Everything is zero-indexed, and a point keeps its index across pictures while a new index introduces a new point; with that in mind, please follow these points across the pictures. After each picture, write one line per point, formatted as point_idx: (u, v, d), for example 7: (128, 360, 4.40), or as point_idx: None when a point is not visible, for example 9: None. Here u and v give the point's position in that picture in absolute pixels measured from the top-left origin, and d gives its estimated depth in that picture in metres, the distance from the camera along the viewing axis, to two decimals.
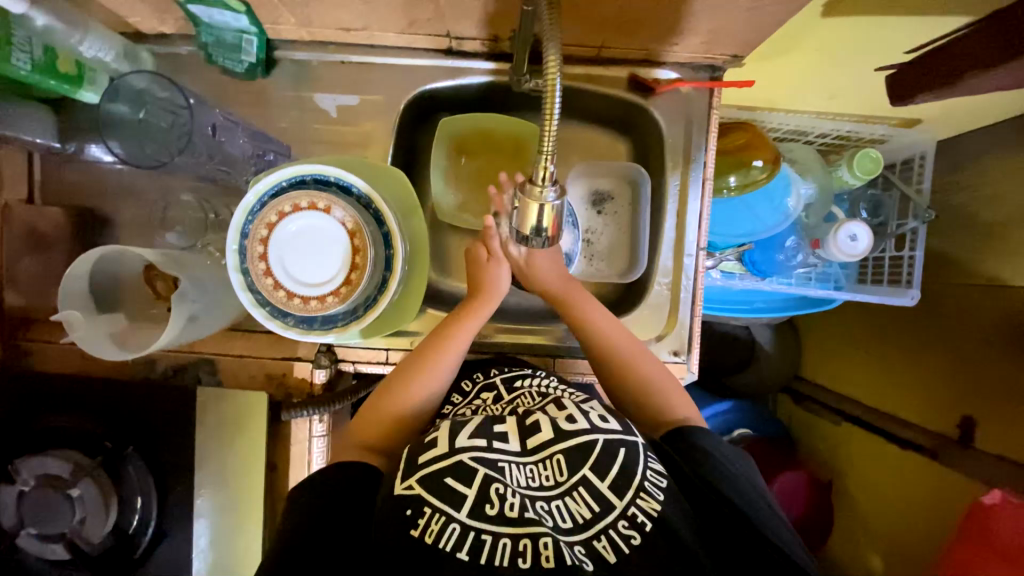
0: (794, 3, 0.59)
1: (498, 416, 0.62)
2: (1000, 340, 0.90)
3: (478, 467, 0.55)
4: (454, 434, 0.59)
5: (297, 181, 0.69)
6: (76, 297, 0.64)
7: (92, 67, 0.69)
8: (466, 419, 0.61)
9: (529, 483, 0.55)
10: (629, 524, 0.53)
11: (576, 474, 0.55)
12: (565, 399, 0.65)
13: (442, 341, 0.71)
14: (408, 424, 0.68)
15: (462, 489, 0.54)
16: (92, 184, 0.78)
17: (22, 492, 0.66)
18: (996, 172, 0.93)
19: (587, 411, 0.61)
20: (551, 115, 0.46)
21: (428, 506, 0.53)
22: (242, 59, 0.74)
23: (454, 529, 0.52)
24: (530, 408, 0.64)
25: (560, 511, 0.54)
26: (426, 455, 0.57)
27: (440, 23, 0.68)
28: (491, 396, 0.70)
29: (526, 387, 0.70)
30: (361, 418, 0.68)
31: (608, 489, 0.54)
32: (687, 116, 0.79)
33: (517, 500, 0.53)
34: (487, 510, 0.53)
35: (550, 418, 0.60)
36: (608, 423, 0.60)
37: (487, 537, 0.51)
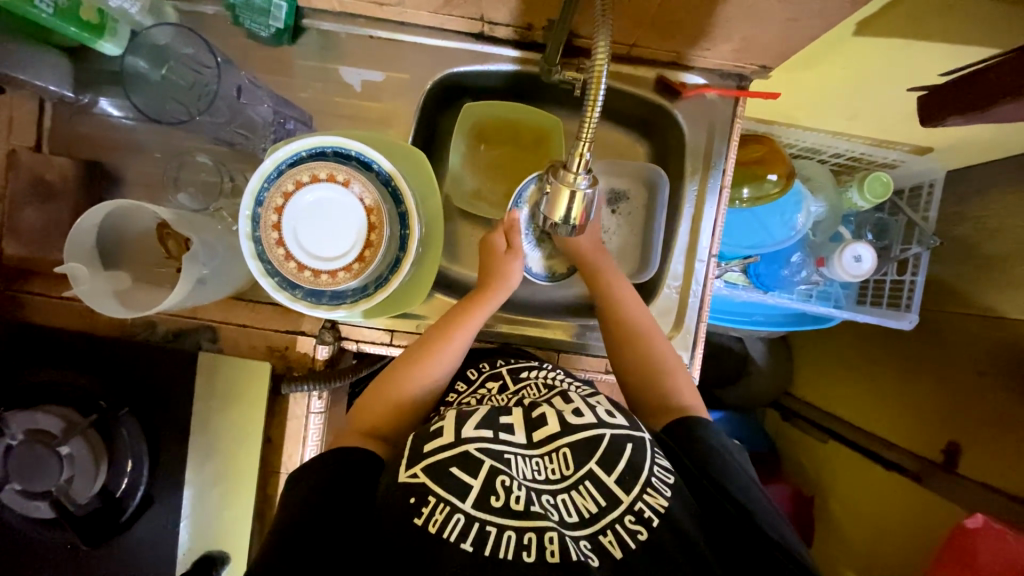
0: (832, 18, 0.59)
1: (504, 408, 0.62)
2: (992, 370, 0.92)
3: (485, 457, 0.55)
4: (460, 424, 0.58)
5: (317, 152, 0.68)
6: (81, 251, 0.62)
7: (115, 17, 0.67)
8: (473, 409, 0.61)
9: (535, 477, 0.56)
10: (635, 519, 0.53)
11: (582, 468, 0.56)
12: (572, 392, 0.65)
13: (452, 323, 0.71)
14: (409, 408, 0.68)
15: (467, 479, 0.54)
16: (103, 138, 0.77)
17: (9, 446, 0.64)
18: (1000, 205, 0.95)
19: (594, 406, 0.62)
20: (592, 106, 0.46)
21: (432, 495, 0.53)
22: (270, 24, 0.73)
23: (458, 519, 0.52)
24: (536, 400, 0.64)
25: (566, 505, 0.54)
26: (432, 445, 0.57)
27: (475, 6, 0.68)
28: (497, 386, 0.70)
29: (532, 378, 0.70)
30: (365, 396, 0.68)
31: (614, 484, 0.54)
32: (710, 123, 0.79)
33: (523, 493, 0.53)
34: (493, 502, 0.53)
35: (556, 411, 0.61)
36: (614, 419, 0.60)
37: (492, 529, 0.51)
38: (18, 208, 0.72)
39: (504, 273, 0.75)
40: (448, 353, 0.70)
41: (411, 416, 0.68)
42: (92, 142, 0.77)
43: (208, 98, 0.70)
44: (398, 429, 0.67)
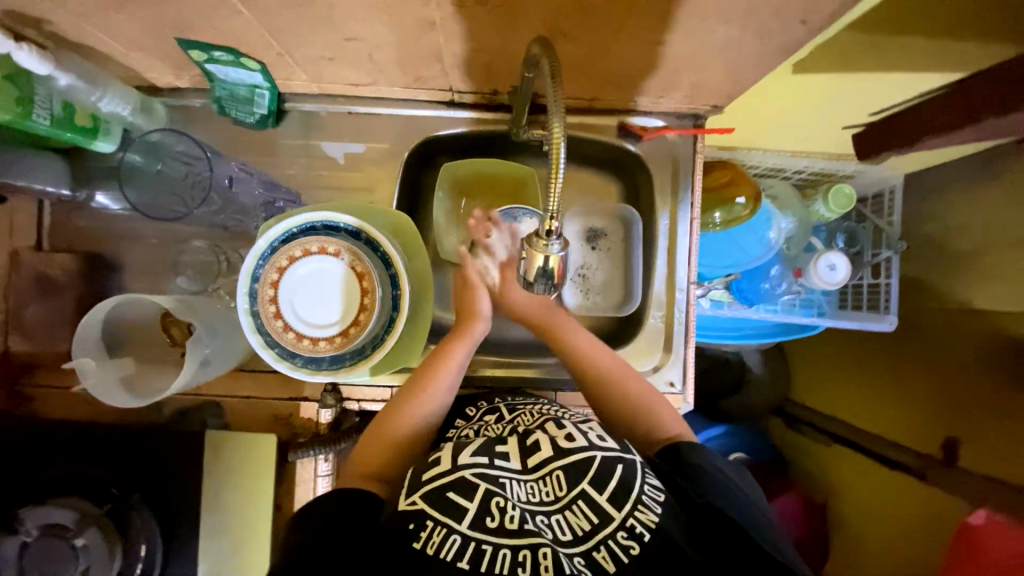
0: (768, 64, 0.65)
1: (499, 437, 0.64)
2: (976, 362, 0.95)
3: (481, 482, 0.57)
4: (457, 452, 0.61)
5: (307, 227, 0.72)
6: (88, 345, 0.65)
7: (108, 119, 0.74)
8: (470, 439, 0.63)
9: (530, 499, 0.57)
10: (627, 535, 0.54)
11: (575, 488, 0.57)
12: (564, 419, 0.68)
13: (441, 362, 0.74)
14: (404, 449, 0.69)
15: (463, 502, 0.56)
16: (102, 230, 0.81)
17: (24, 544, 0.64)
18: (960, 205, 1.00)
19: (585, 431, 0.64)
20: (557, 168, 0.46)
21: (429, 519, 0.55)
22: (254, 111, 0.78)
23: (454, 540, 0.53)
24: (529, 426, 0.66)
25: (560, 524, 0.56)
26: (430, 472, 0.59)
27: (444, 79, 0.73)
28: (494, 417, 0.73)
29: (527, 407, 0.72)
30: (363, 445, 0.69)
31: (606, 501, 0.56)
32: (672, 159, 0.84)
33: (518, 513, 0.55)
34: (488, 523, 0.54)
35: (550, 437, 0.63)
36: (605, 442, 0.63)
37: (487, 548, 0.53)
38: (24, 305, 0.75)
39: (472, 307, 0.80)
40: (439, 383, 0.73)
41: (409, 452, 0.69)
42: (95, 235, 0.81)
43: (203, 189, 0.75)
44: (398, 468, 0.67)
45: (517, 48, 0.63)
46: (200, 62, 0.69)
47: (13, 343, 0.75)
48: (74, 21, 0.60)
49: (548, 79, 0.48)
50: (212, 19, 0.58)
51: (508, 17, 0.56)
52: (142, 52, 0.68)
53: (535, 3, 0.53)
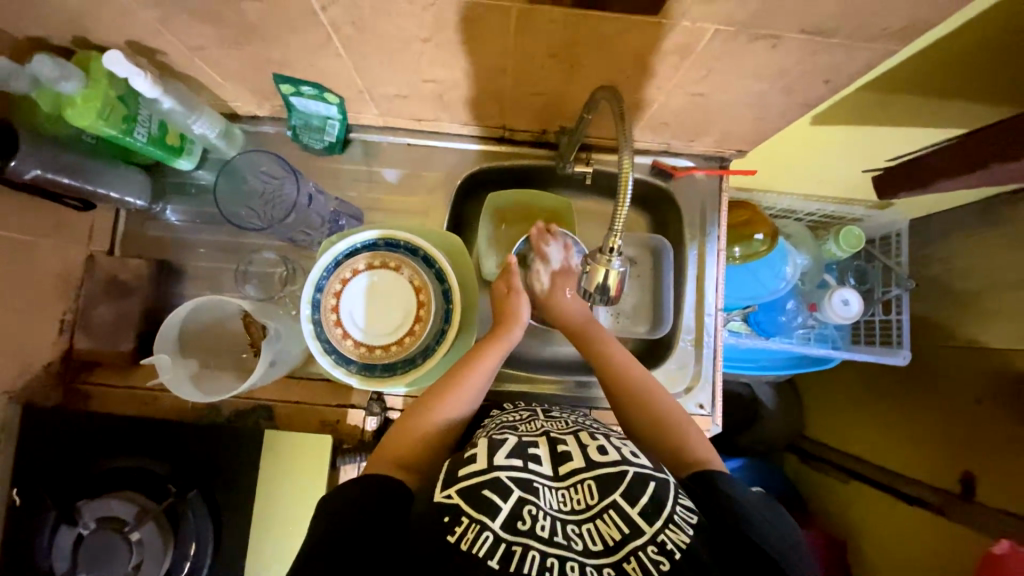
0: (792, 116, 0.73)
1: (533, 440, 0.65)
2: (987, 398, 0.99)
3: (515, 487, 0.58)
4: (492, 452, 0.62)
5: (370, 243, 0.78)
6: (167, 343, 0.71)
7: (193, 140, 0.82)
8: (504, 439, 0.64)
9: (561, 508, 0.58)
10: (657, 550, 0.54)
11: (606, 498, 0.58)
12: (597, 430, 0.69)
13: (474, 360, 0.76)
14: (438, 442, 0.69)
15: (497, 501, 0.56)
16: (170, 240, 0.87)
17: (81, 535, 0.68)
18: (963, 248, 1.07)
19: (617, 446, 0.65)
20: (623, 200, 0.54)
21: (464, 515, 0.55)
22: (324, 139, 0.86)
23: (487, 537, 0.54)
24: (559, 433, 0.67)
25: (590, 533, 0.56)
26: (466, 469, 0.60)
27: (501, 117, 0.82)
28: (530, 414, 0.74)
29: (564, 416, 0.74)
30: (389, 439, 0.68)
31: (638, 514, 0.56)
32: (701, 197, 0.92)
33: (549, 523, 0.56)
34: (519, 525, 0.55)
35: (581, 447, 0.64)
36: (638, 458, 0.63)
37: (517, 549, 0.53)
38: (94, 305, 0.79)
39: (512, 312, 0.82)
40: (470, 382, 0.73)
41: (441, 447, 0.69)
42: (164, 244, 0.86)
43: (287, 208, 0.82)
44: (428, 462, 0.67)
45: (574, 93, 0.71)
46: (285, 96, 0.77)
47: (79, 341, 0.78)
48: (186, 53, 0.67)
49: (617, 119, 0.56)
50: (311, 59, 0.67)
51: (573, 67, 0.64)
52: (236, 84, 0.76)
53: (599, 56, 0.61)
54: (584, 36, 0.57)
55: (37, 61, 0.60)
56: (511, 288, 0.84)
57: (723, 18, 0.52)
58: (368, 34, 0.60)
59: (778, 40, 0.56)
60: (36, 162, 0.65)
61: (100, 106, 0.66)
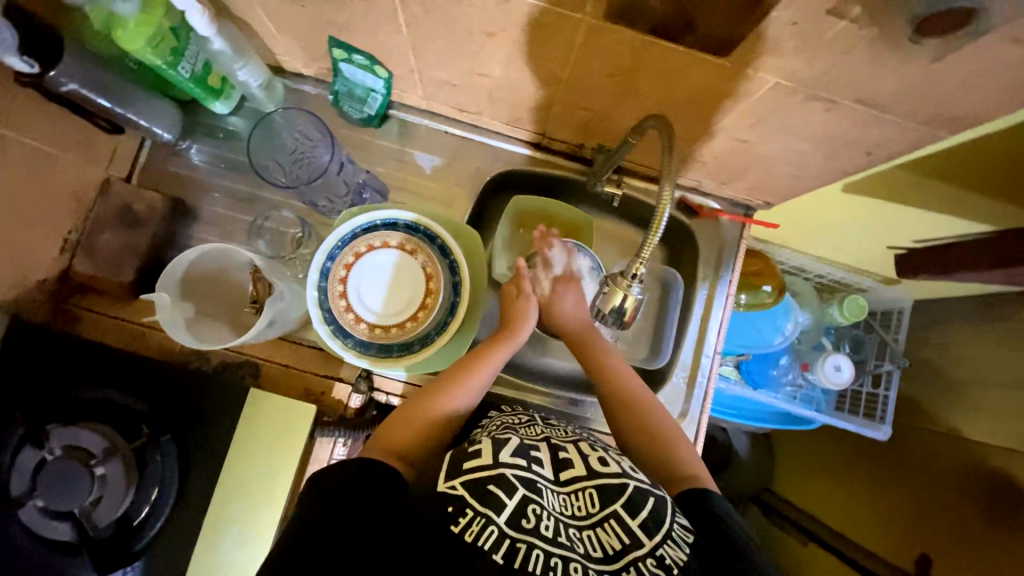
0: (827, 180, 0.74)
1: (535, 441, 0.65)
2: (959, 487, 1.00)
3: (520, 485, 0.58)
4: (498, 449, 0.61)
5: (391, 222, 0.78)
6: (169, 282, 0.70)
7: (233, 85, 0.81)
8: (507, 438, 0.64)
9: (564, 511, 0.58)
10: (656, 564, 0.54)
11: (608, 507, 0.58)
12: (598, 442, 0.69)
13: (477, 358, 0.75)
14: (438, 434, 0.68)
15: (503, 497, 0.57)
16: (189, 180, 0.85)
17: (43, 460, 0.66)
18: (959, 337, 1.09)
19: (618, 459, 0.65)
20: (655, 230, 0.55)
21: (469, 507, 0.55)
22: (363, 110, 0.85)
23: (492, 531, 0.54)
24: (560, 440, 0.67)
25: (591, 540, 0.56)
26: (471, 463, 0.59)
27: (543, 124, 0.82)
28: (531, 416, 0.73)
29: (563, 424, 0.73)
30: (387, 426, 0.67)
31: (638, 527, 0.56)
32: (720, 240, 0.93)
33: (553, 523, 0.56)
34: (524, 523, 0.55)
35: (583, 455, 0.64)
36: (638, 474, 0.63)
37: (521, 546, 0.54)
38: (100, 230, 0.76)
39: (514, 314, 0.81)
40: (473, 380, 0.73)
41: (439, 439, 0.69)
42: (182, 182, 0.85)
43: (316, 172, 0.82)
44: (423, 455, 0.66)
45: (621, 115, 0.71)
46: (335, 61, 0.76)
47: (80, 263, 0.75)
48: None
49: (665, 150, 0.56)
50: (371, 30, 0.66)
51: (629, 90, 0.64)
52: (290, 38, 0.75)
53: (657, 85, 0.62)
54: (647, 62, 0.57)
55: None
56: (522, 292, 0.83)
57: (788, 73, 0.53)
58: (436, 16, 0.59)
59: (833, 104, 0.57)
60: (72, 76, 0.65)
61: (150, 33, 0.65)
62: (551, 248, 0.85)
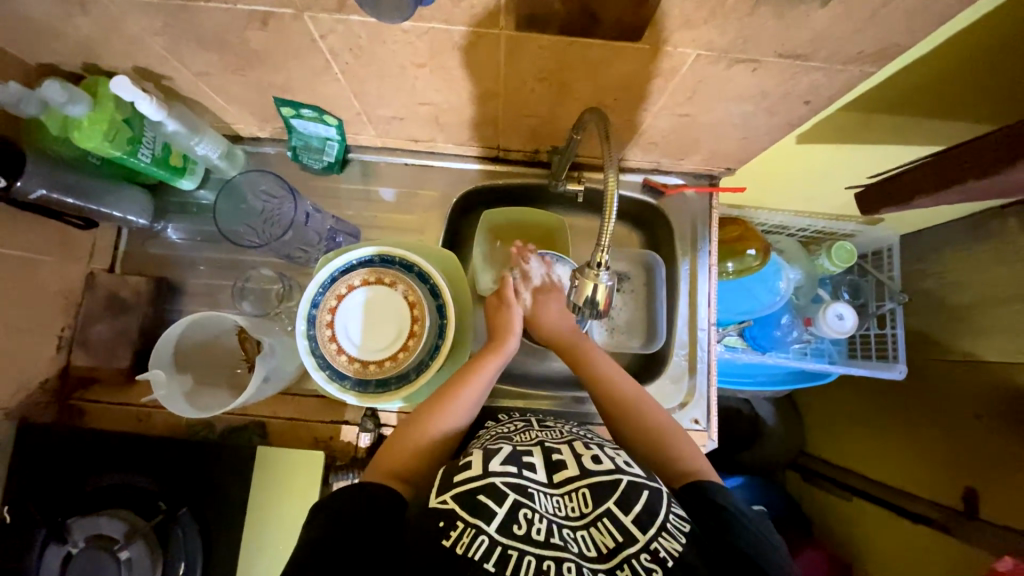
0: (776, 136, 0.75)
1: (526, 447, 0.65)
2: (985, 412, 0.98)
3: (510, 491, 0.57)
4: (488, 459, 0.61)
5: (366, 260, 0.80)
6: (162, 359, 0.73)
7: (195, 161, 0.84)
8: (500, 446, 0.64)
9: (557, 512, 0.57)
10: (650, 558, 0.53)
11: (600, 505, 0.57)
12: (591, 441, 0.68)
13: (470, 371, 0.76)
14: (432, 453, 0.69)
15: (493, 506, 0.55)
16: (170, 258, 0.88)
17: (69, 553, 0.69)
18: (954, 262, 1.08)
19: (611, 456, 0.64)
20: (609, 216, 0.57)
21: (461, 519, 0.54)
22: (323, 159, 0.88)
23: (482, 541, 0.53)
24: (554, 442, 0.66)
25: (585, 539, 0.55)
26: (462, 475, 0.59)
27: (495, 138, 0.84)
28: (526, 422, 0.74)
29: (559, 426, 0.73)
30: (386, 450, 0.68)
31: (631, 523, 0.55)
32: (691, 214, 0.94)
33: (545, 525, 0.55)
34: (515, 530, 0.54)
35: (575, 456, 0.63)
36: (632, 468, 0.62)
37: (513, 553, 0.53)
38: (93, 323, 0.79)
39: (505, 324, 0.82)
40: (466, 393, 0.74)
41: (434, 458, 0.69)
42: (163, 261, 0.88)
43: (284, 225, 0.84)
44: (423, 472, 0.67)
45: (564, 115, 0.73)
46: (285, 118, 0.79)
47: (77, 358, 0.79)
48: (191, 78, 0.70)
49: (603, 140, 0.58)
50: (309, 83, 0.69)
51: (563, 90, 0.66)
52: (239, 107, 0.78)
53: (587, 80, 0.64)
54: (570, 60, 0.59)
55: (46, 87, 0.62)
56: (505, 299, 0.84)
57: (703, 44, 0.55)
58: (365, 59, 0.62)
59: (757, 63, 0.58)
60: (40, 180, 0.67)
61: (105, 129, 0.68)
62: (529, 261, 0.85)
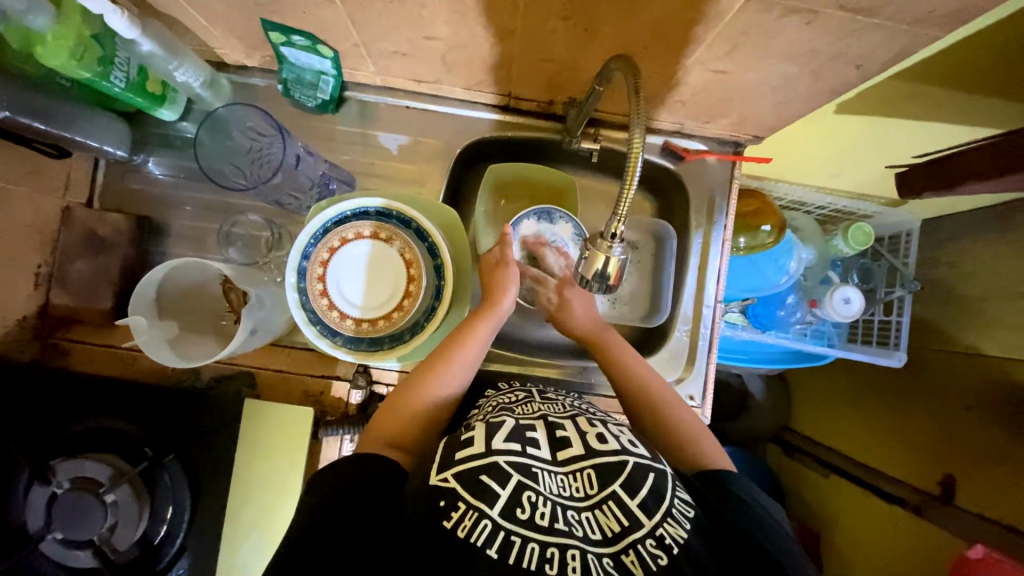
0: (816, 104, 0.69)
1: (530, 423, 0.63)
2: (977, 404, 0.98)
3: (514, 471, 0.55)
4: (490, 436, 0.59)
5: (361, 212, 0.75)
6: (142, 304, 0.69)
7: (175, 88, 0.76)
8: (502, 421, 0.62)
9: (561, 492, 0.55)
10: (656, 544, 0.51)
11: (605, 488, 0.55)
12: (596, 418, 0.66)
13: (464, 334, 0.73)
14: (427, 422, 0.67)
15: (496, 488, 0.54)
16: (152, 195, 0.82)
17: (54, 494, 0.68)
18: (971, 252, 1.04)
19: (617, 435, 0.62)
20: (630, 182, 0.52)
21: (462, 500, 0.53)
22: (317, 96, 0.80)
23: (485, 526, 0.51)
24: (557, 417, 0.65)
25: (589, 522, 0.53)
26: (464, 452, 0.57)
27: (507, 84, 0.76)
28: (529, 394, 0.71)
29: (561, 400, 0.71)
30: (380, 417, 0.66)
31: (637, 506, 0.54)
32: (710, 184, 0.88)
33: (549, 509, 0.53)
34: (518, 514, 0.52)
35: (580, 435, 0.61)
36: (637, 448, 0.60)
37: (516, 539, 0.51)
38: (70, 260, 0.74)
39: (499, 282, 0.78)
40: (460, 359, 0.71)
41: (431, 425, 0.68)
42: (145, 198, 0.82)
43: (272, 167, 0.77)
44: (421, 441, 0.65)
45: (586, 62, 0.66)
46: (275, 45, 0.71)
47: (54, 296, 0.74)
48: None
49: (631, 94, 0.52)
50: (301, 6, 0.61)
51: (588, 33, 0.59)
52: (223, 29, 0.70)
53: (618, 22, 0.56)
54: None
55: None
56: (503, 258, 0.80)
57: None
58: None
59: (813, 16, 0.51)
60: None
61: (72, 45, 0.60)
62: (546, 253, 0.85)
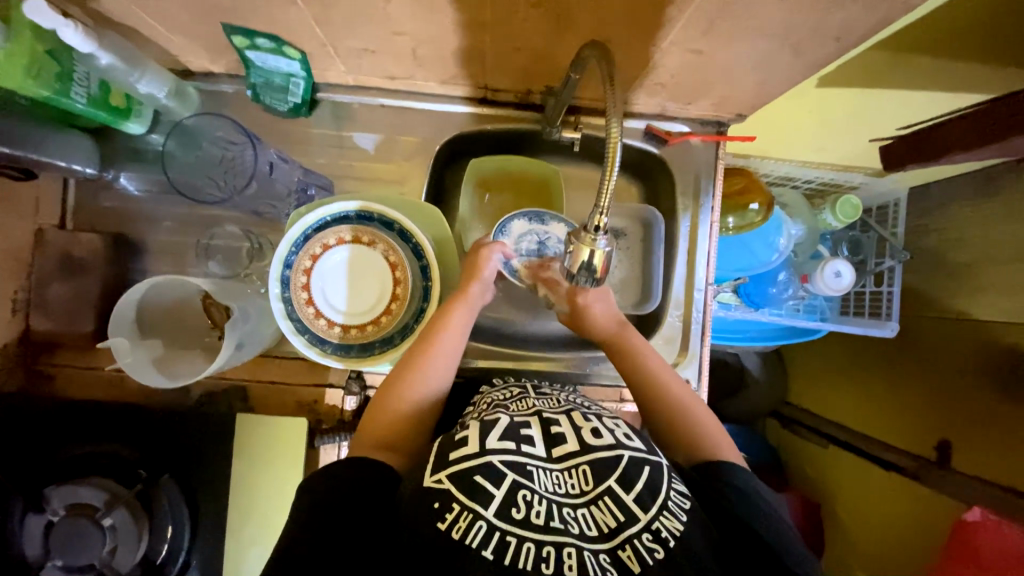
0: (796, 79, 0.67)
1: (523, 420, 0.62)
2: (969, 369, 0.99)
3: (508, 470, 0.55)
4: (484, 435, 0.58)
5: (341, 216, 0.73)
6: (123, 325, 0.68)
7: (141, 101, 0.73)
8: (497, 419, 0.61)
9: (556, 490, 0.55)
10: (652, 538, 0.52)
11: (601, 485, 0.55)
12: (589, 411, 0.65)
13: (436, 327, 0.71)
14: (418, 424, 0.67)
15: (490, 488, 0.53)
16: (126, 212, 0.80)
17: (50, 522, 0.67)
18: (959, 217, 1.04)
19: (611, 428, 0.62)
20: (611, 170, 0.50)
21: (456, 501, 0.52)
22: (288, 99, 0.78)
23: (481, 527, 0.51)
24: (551, 413, 0.64)
25: (586, 519, 0.53)
26: (458, 452, 0.57)
27: (482, 76, 0.74)
28: (522, 390, 0.71)
29: (556, 394, 0.70)
30: (370, 421, 0.66)
31: (633, 502, 0.53)
32: (695, 167, 0.87)
33: (544, 507, 0.53)
34: (514, 514, 0.52)
35: (576, 430, 0.61)
36: (632, 441, 0.60)
37: (511, 539, 0.51)
38: (46, 285, 0.73)
39: (474, 268, 0.76)
40: (437, 354, 0.70)
41: (421, 426, 0.67)
42: (119, 215, 0.80)
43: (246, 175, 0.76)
44: (415, 442, 0.66)
45: (561, 49, 0.64)
46: (240, 50, 0.68)
47: (36, 322, 0.73)
48: (122, 2, 0.59)
49: (607, 81, 0.50)
50: (262, 8, 0.59)
51: (560, 20, 0.57)
52: (185, 37, 0.67)
53: (589, 8, 0.54)
54: None
55: None
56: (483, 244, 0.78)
57: None
58: None
59: None
60: None
61: (25, 63, 0.57)
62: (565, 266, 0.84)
